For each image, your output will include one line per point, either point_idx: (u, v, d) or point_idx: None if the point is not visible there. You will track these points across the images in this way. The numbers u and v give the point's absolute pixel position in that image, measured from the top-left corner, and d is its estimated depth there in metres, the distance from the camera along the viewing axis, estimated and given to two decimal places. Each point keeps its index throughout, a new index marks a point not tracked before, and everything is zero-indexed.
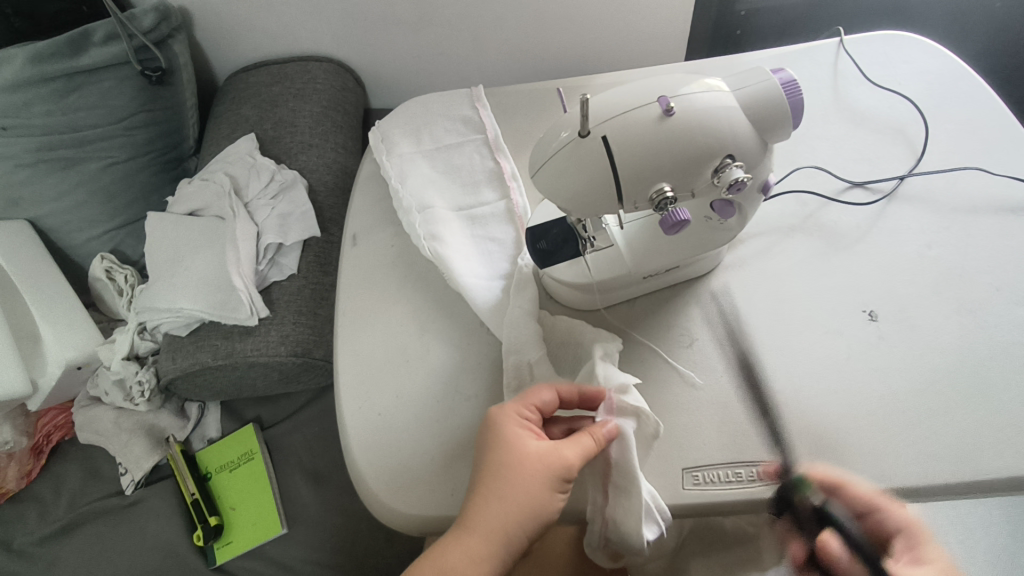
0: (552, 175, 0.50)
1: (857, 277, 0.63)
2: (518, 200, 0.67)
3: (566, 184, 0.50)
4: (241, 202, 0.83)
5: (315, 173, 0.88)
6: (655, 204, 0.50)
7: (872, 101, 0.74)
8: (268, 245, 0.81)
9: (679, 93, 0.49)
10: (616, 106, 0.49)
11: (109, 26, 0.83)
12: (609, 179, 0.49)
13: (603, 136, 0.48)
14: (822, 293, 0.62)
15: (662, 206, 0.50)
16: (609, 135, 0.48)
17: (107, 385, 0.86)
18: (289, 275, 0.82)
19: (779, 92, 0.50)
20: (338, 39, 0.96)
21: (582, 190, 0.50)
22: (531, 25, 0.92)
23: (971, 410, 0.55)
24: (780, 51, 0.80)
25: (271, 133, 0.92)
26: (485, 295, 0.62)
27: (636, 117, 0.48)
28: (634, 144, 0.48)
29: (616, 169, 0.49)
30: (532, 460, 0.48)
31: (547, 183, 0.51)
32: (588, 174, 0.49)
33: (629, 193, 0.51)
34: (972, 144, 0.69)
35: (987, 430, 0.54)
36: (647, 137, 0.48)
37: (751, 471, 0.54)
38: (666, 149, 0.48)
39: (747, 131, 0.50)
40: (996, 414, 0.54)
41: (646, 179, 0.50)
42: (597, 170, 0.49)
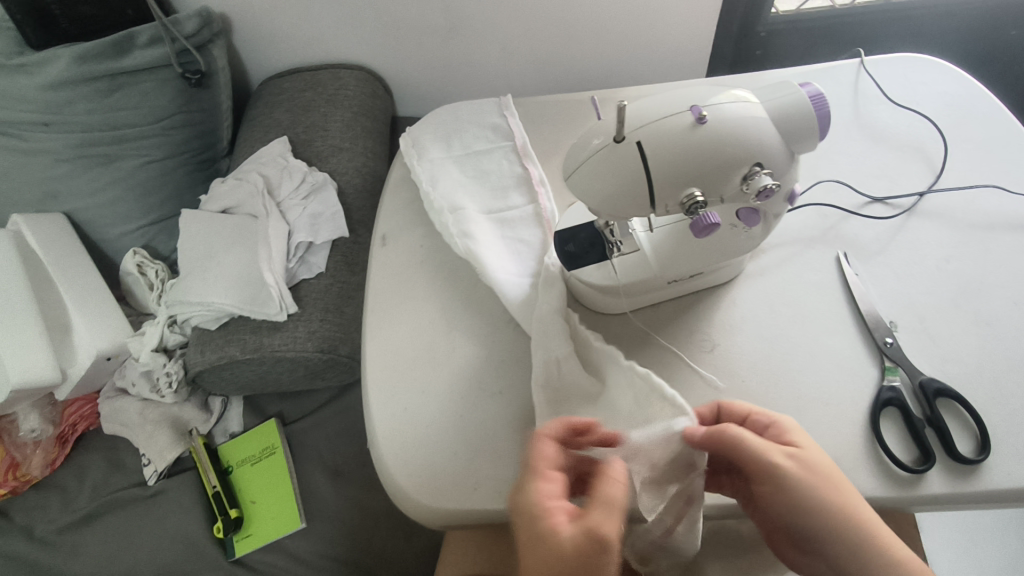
0: (586, 177, 0.52)
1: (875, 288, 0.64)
2: (547, 204, 0.69)
3: (599, 186, 0.52)
4: (273, 201, 0.86)
5: (345, 176, 0.91)
6: (685, 208, 0.52)
7: (891, 119, 0.76)
8: (299, 243, 0.84)
9: (710, 102, 0.51)
10: (650, 114, 0.51)
11: (153, 30, 0.87)
12: (641, 182, 0.51)
13: (637, 142, 0.50)
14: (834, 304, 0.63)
15: (692, 210, 0.52)
16: (643, 141, 0.50)
17: (135, 376, 0.88)
18: (317, 273, 0.84)
19: (806, 104, 0.52)
20: (369, 49, 0.99)
21: (615, 193, 0.52)
22: (559, 39, 0.95)
23: (989, 420, 0.56)
24: (802, 69, 0.82)
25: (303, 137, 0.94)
26: (515, 292, 0.64)
27: (669, 124, 0.50)
28: (666, 150, 0.50)
29: (649, 173, 0.51)
30: (564, 546, 0.39)
31: (581, 185, 0.53)
32: (621, 178, 0.51)
33: (660, 197, 0.52)
34: (991, 163, 0.71)
35: (1006, 439, 0.55)
36: (679, 143, 0.50)
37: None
38: (697, 155, 0.50)
39: (775, 141, 0.52)
40: (1016, 423, 0.55)
41: (677, 184, 0.51)
42: (631, 174, 0.51)
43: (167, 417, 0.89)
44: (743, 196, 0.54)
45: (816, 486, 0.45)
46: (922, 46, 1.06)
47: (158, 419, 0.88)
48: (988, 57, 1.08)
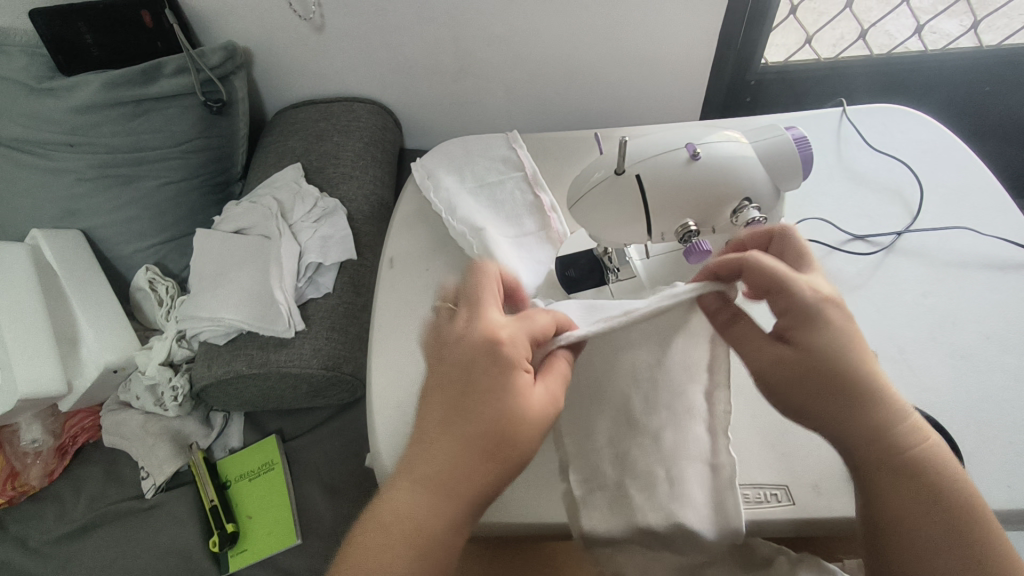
0: (589, 205, 0.56)
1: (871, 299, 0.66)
2: (559, 228, 0.74)
3: (602, 213, 0.56)
4: (286, 223, 0.89)
5: (354, 202, 0.95)
6: (679, 236, 0.56)
7: (872, 163, 0.82)
8: (309, 264, 0.87)
9: (704, 142, 0.56)
10: (648, 150, 0.55)
11: (180, 61, 0.92)
12: (639, 212, 0.55)
13: (637, 174, 0.54)
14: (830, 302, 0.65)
15: (686, 238, 0.56)
16: (642, 174, 0.54)
17: (139, 390, 0.90)
18: (325, 293, 0.87)
19: (791, 146, 0.57)
20: (383, 85, 1.05)
21: (614, 220, 0.56)
22: (562, 81, 1.01)
23: (965, 445, 0.59)
24: (790, 115, 0.88)
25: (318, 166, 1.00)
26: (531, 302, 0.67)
27: (665, 160, 0.55)
28: (663, 183, 0.54)
29: (646, 203, 0.55)
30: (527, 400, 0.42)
31: (584, 213, 0.57)
32: (620, 207, 0.55)
33: (656, 225, 0.56)
34: (963, 206, 0.76)
35: (979, 463, 0.58)
36: (674, 178, 0.54)
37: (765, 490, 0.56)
38: (692, 188, 0.55)
39: (762, 178, 0.56)
40: (987, 449, 0.58)
41: (672, 214, 0.56)
42: (630, 204, 0.55)
43: (168, 430, 0.91)
44: (733, 228, 0.58)
45: (831, 377, 0.43)
46: (900, 98, 1.13)
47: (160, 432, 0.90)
48: (960, 110, 1.16)
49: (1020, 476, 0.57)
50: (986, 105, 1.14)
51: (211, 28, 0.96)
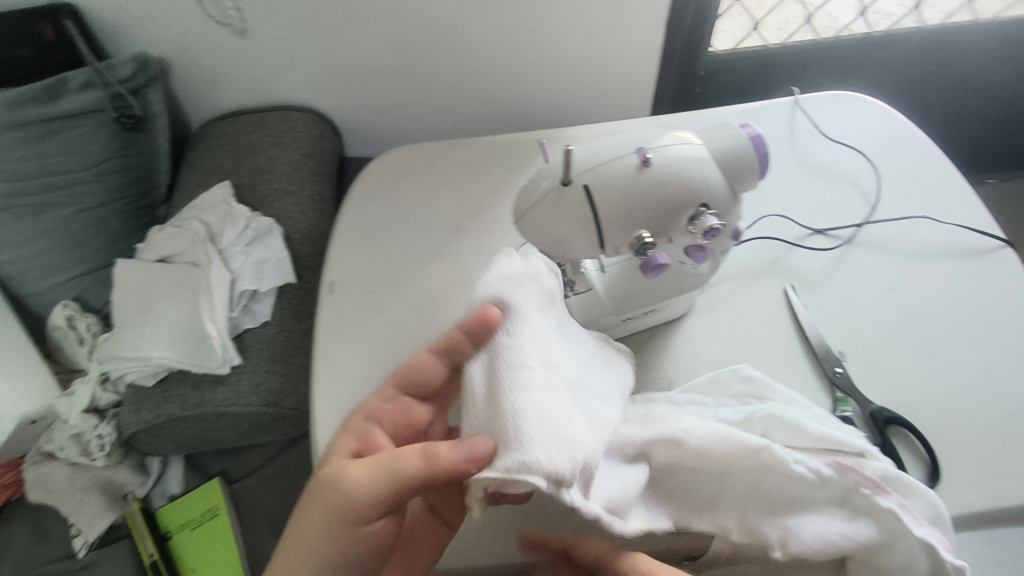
0: (542, 219, 0.51)
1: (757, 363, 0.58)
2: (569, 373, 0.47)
3: (557, 228, 0.51)
4: (215, 248, 0.82)
5: (292, 220, 0.87)
6: (636, 249, 0.52)
7: (828, 153, 0.79)
8: (242, 291, 0.80)
9: (655, 145, 0.51)
10: (597, 158, 0.51)
11: (86, 75, 0.84)
12: (592, 225, 0.51)
13: (586, 185, 0.50)
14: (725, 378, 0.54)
15: (642, 251, 0.52)
16: (591, 183, 0.50)
17: (63, 439, 0.81)
18: (262, 322, 0.80)
19: (748, 146, 0.53)
20: (316, 91, 0.98)
21: (569, 236, 0.51)
22: (506, 79, 0.96)
23: (938, 447, 0.57)
24: (744, 105, 0.84)
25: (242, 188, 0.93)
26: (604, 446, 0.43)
27: (616, 167, 0.50)
28: (616, 195, 0.50)
29: (598, 216, 0.50)
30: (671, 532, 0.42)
31: (535, 227, 0.51)
32: (575, 222, 0.50)
33: (610, 239, 0.52)
34: (919, 193, 0.75)
35: (956, 466, 0.56)
36: (627, 188, 0.50)
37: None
38: (646, 199, 0.51)
39: (719, 182, 0.52)
40: (960, 446, 0.57)
41: (627, 225, 0.51)
42: (582, 217, 0.50)
43: (97, 483, 0.82)
44: (689, 238, 0.55)
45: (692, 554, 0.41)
46: (845, 84, 1.12)
47: (88, 485, 0.82)
48: (903, 91, 1.16)
49: (995, 475, 0.55)
50: (930, 84, 1.14)
51: (119, 37, 0.88)
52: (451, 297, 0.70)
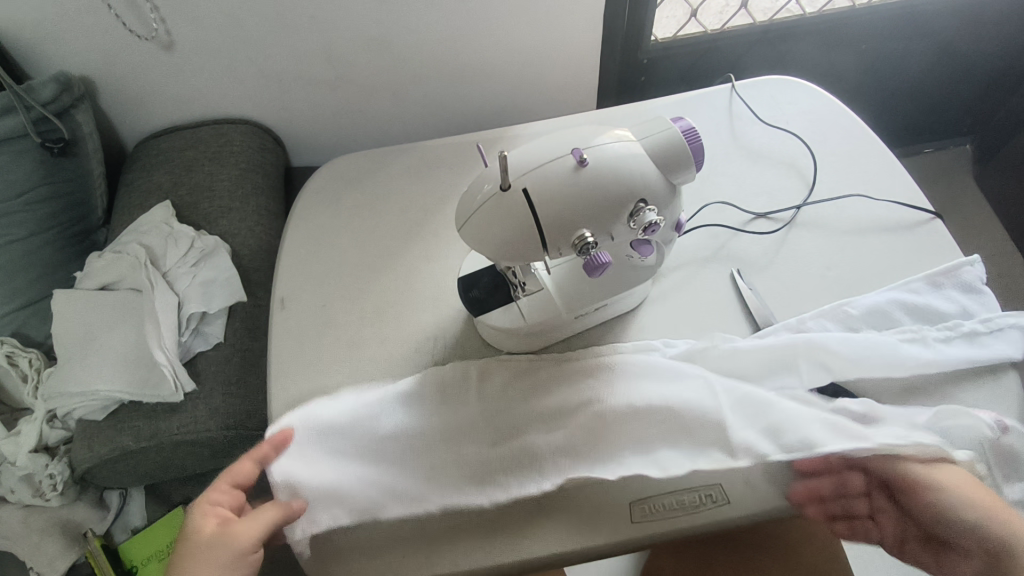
0: (481, 224, 0.51)
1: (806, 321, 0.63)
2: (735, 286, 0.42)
3: (496, 233, 0.51)
4: (158, 272, 0.79)
5: (237, 237, 0.87)
6: (577, 249, 0.52)
7: (765, 138, 0.81)
8: (190, 314, 0.77)
9: (590, 144, 0.52)
10: (532, 160, 0.51)
11: (4, 100, 0.81)
12: (532, 228, 0.51)
13: (524, 188, 0.50)
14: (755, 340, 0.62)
15: (583, 250, 0.52)
16: (529, 186, 0.50)
17: (12, 482, 0.78)
18: (215, 344, 0.79)
19: (680, 139, 0.54)
20: (253, 102, 0.95)
21: (510, 240, 0.52)
22: (448, 80, 0.95)
23: None
24: (681, 95, 0.86)
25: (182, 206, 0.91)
26: None
27: (551, 169, 0.51)
28: (556, 198, 0.51)
29: (539, 219, 0.51)
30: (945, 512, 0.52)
31: (477, 233, 0.52)
32: (514, 226, 0.51)
33: (552, 239, 0.52)
34: (852, 172, 0.77)
35: None
36: (564, 190, 0.51)
37: (699, 495, 0.55)
38: (584, 199, 0.51)
39: (656, 177, 0.53)
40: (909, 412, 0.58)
41: (567, 225, 0.52)
42: (521, 220, 0.51)
43: (55, 521, 0.80)
44: (631, 234, 0.56)
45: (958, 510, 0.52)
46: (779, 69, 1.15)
47: (46, 524, 0.80)
48: (839, 68, 1.19)
49: None
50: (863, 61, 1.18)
51: (37, 59, 0.84)
52: (406, 304, 0.69)
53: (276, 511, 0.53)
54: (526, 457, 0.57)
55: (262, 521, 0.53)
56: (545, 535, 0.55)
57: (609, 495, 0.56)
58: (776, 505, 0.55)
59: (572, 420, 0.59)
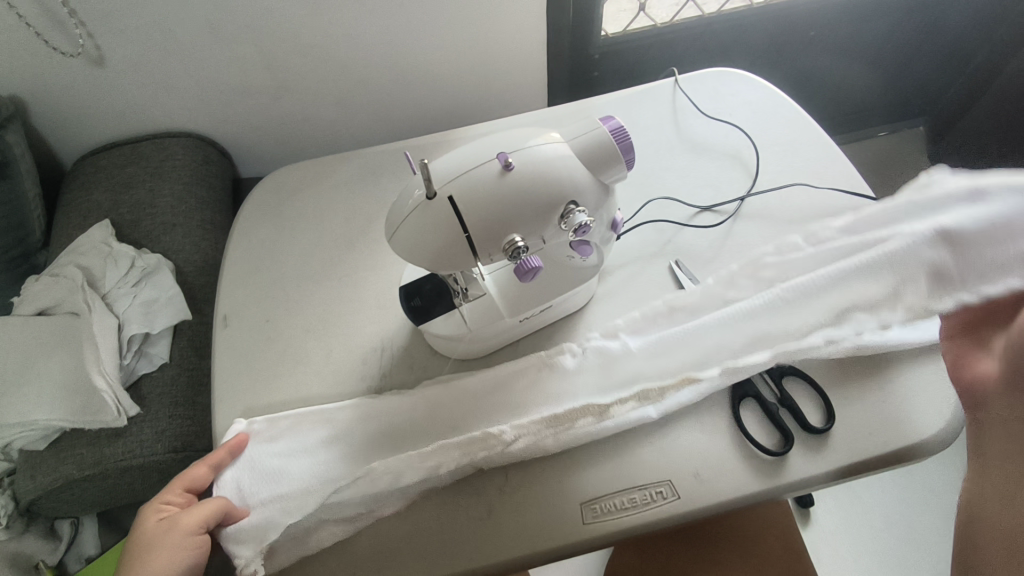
0: (408, 235, 0.50)
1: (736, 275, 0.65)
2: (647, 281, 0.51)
3: (424, 243, 0.50)
4: (96, 292, 0.77)
5: (182, 253, 0.86)
6: (508, 254, 0.52)
7: (708, 131, 0.81)
8: (131, 335, 0.76)
9: (517, 147, 0.51)
10: (457, 167, 0.50)
11: None
12: (460, 237, 0.50)
13: (449, 197, 0.49)
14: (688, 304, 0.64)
15: (515, 255, 0.51)
16: (456, 194, 0.49)
17: None
18: (160, 364, 0.79)
19: (610, 138, 0.53)
20: (193, 114, 0.93)
21: (440, 249, 0.50)
22: (394, 84, 0.94)
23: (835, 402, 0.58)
24: (623, 93, 0.85)
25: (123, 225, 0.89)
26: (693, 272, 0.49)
27: (477, 175, 0.50)
28: (484, 203, 0.49)
29: (467, 227, 0.50)
30: None
31: (405, 243, 0.51)
32: (441, 236, 0.50)
33: (482, 246, 0.51)
34: (792, 158, 0.77)
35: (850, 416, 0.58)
36: (490, 196, 0.49)
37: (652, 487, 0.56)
38: (511, 203, 0.50)
39: (584, 177, 0.53)
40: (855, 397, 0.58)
41: (496, 231, 0.51)
42: (449, 230, 0.50)
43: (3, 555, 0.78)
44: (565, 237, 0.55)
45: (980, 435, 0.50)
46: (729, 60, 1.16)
47: None
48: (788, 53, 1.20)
49: (889, 418, 0.57)
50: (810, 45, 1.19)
51: None
52: (351, 314, 0.68)
53: (220, 501, 0.54)
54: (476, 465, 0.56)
55: (207, 511, 0.53)
56: (496, 543, 0.54)
57: (554, 497, 0.56)
58: (724, 498, 0.55)
59: (526, 416, 0.58)
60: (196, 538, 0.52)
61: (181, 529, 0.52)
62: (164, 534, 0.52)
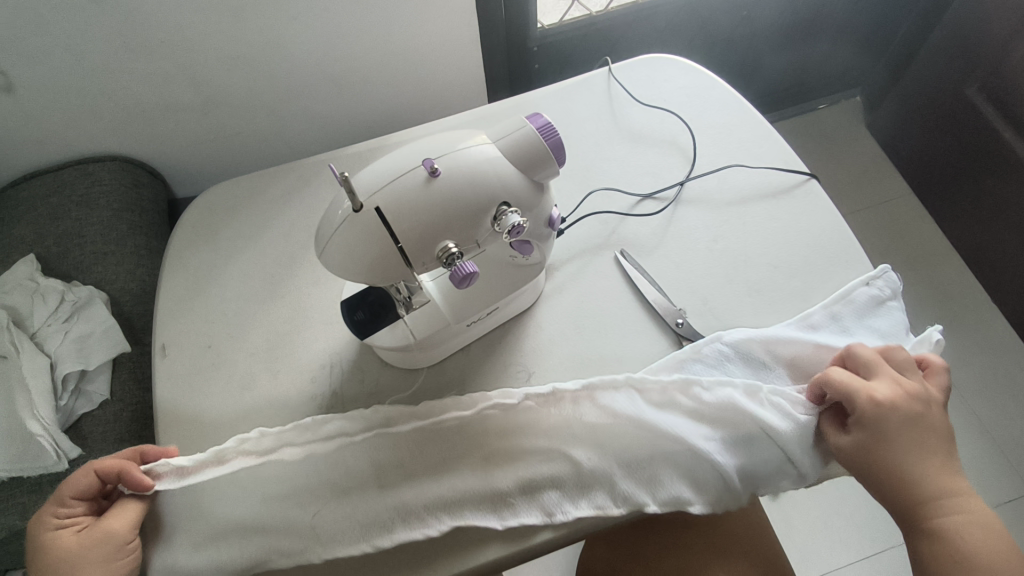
0: (338, 260, 0.37)
1: (827, 282, 0.51)
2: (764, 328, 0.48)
3: (370, 258, 0.37)
4: (25, 334, 0.55)
5: (116, 283, 0.63)
6: (443, 262, 0.38)
7: (648, 120, 0.61)
8: (66, 374, 0.55)
9: (441, 149, 0.38)
10: (371, 175, 0.37)
11: None
12: (395, 253, 0.37)
13: (377, 208, 0.36)
14: (768, 303, 0.51)
15: (450, 264, 0.38)
16: (384, 205, 0.36)
17: None
18: (102, 402, 0.57)
19: (535, 132, 0.40)
20: None
21: (386, 262, 0.37)
22: None
23: None
24: (556, 84, 0.64)
25: (161, 158, 0.73)
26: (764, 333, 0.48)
27: (393, 185, 0.36)
28: (415, 214, 0.36)
29: (400, 240, 0.37)
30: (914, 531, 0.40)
31: (342, 260, 0.37)
32: (382, 252, 0.37)
33: (413, 251, 0.38)
34: (778, 145, 0.59)
35: None
36: (421, 208, 0.36)
37: (717, 492, 0.43)
38: (438, 217, 0.37)
39: (514, 176, 0.39)
40: None
41: (456, 222, 0.38)
42: (379, 248, 0.37)
43: None
44: (503, 239, 0.41)
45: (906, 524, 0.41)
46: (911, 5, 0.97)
47: None
48: (861, 17, 1.00)
49: None
50: (889, 10, 0.99)
51: None
52: None
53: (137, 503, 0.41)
54: (499, 451, 0.45)
55: (126, 515, 0.40)
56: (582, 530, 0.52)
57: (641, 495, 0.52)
58: None
59: None
60: (126, 549, 0.40)
61: (109, 541, 0.39)
62: (81, 553, 0.39)
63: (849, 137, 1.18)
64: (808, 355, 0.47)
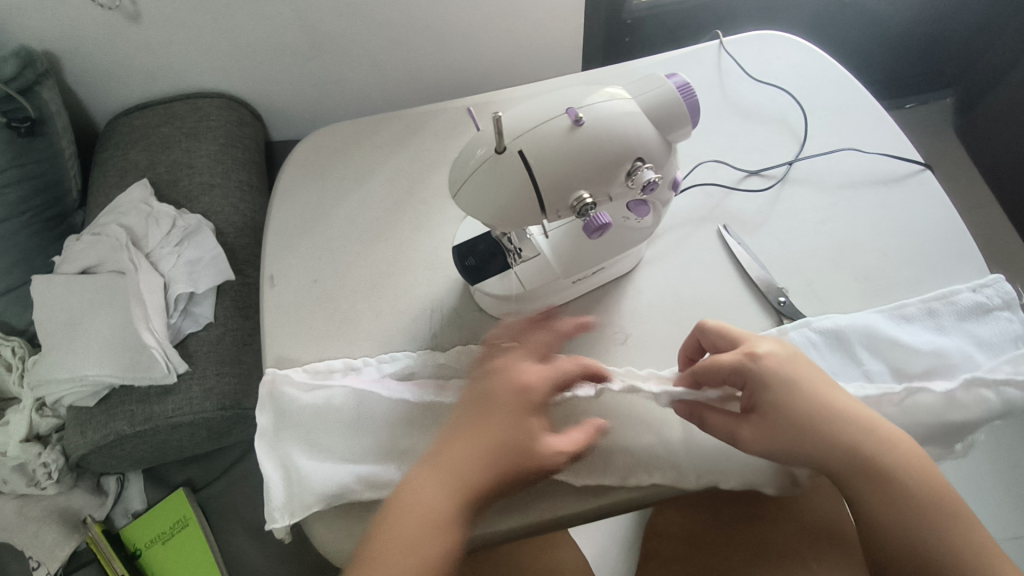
0: (473, 199, 0.38)
1: (938, 273, 0.50)
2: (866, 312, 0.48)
3: (508, 201, 0.38)
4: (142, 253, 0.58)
5: (222, 215, 0.65)
6: (576, 212, 0.39)
7: (758, 96, 0.61)
8: (178, 295, 0.58)
9: (584, 99, 0.38)
10: (516, 119, 0.38)
11: None
12: (531, 197, 0.38)
13: (520, 151, 0.37)
14: (875, 290, 0.50)
15: (583, 213, 0.39)
16: (527, 149, 0.37)
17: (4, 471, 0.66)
18: (207, 324, 0.60)
19: (673, 89, 0.40)
20: None
21: (523, 206, 0.38)
22: None
23: None
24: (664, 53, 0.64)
25: (264, 97, 0.75)
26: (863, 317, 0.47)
27: (537, 130, 0.37)
28: (555, 160, 0.37)
29: (537, 185, 0.37)
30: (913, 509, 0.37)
31: (479, 200, 0.38)
32: (520, 195, 0.38)
33: (549, 198, 0.38)
34: (892, 130, 0.58)
35: None
36: (562, 154, 0.37)
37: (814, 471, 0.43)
38: (576, 165, 0.37)
39: (651, 133, 0.39)
40: None
41: (593, 171, 0.38)
42: (517, 191, 0.37)
43: (54, 510, 0.70)
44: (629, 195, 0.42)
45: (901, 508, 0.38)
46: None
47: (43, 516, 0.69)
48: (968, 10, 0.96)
49: None
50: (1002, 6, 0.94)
51: None
52: None
53: None
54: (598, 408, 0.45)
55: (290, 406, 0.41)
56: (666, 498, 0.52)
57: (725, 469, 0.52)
58: None
59: None
60: None
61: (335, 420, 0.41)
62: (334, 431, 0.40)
63: (939, 138, 1.13)
64: (893, 345, 0.46)
